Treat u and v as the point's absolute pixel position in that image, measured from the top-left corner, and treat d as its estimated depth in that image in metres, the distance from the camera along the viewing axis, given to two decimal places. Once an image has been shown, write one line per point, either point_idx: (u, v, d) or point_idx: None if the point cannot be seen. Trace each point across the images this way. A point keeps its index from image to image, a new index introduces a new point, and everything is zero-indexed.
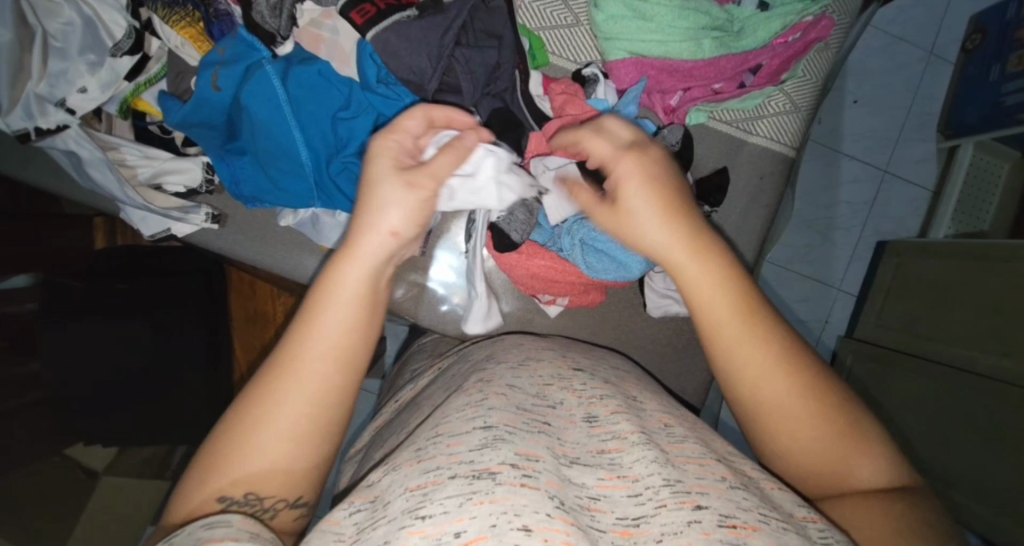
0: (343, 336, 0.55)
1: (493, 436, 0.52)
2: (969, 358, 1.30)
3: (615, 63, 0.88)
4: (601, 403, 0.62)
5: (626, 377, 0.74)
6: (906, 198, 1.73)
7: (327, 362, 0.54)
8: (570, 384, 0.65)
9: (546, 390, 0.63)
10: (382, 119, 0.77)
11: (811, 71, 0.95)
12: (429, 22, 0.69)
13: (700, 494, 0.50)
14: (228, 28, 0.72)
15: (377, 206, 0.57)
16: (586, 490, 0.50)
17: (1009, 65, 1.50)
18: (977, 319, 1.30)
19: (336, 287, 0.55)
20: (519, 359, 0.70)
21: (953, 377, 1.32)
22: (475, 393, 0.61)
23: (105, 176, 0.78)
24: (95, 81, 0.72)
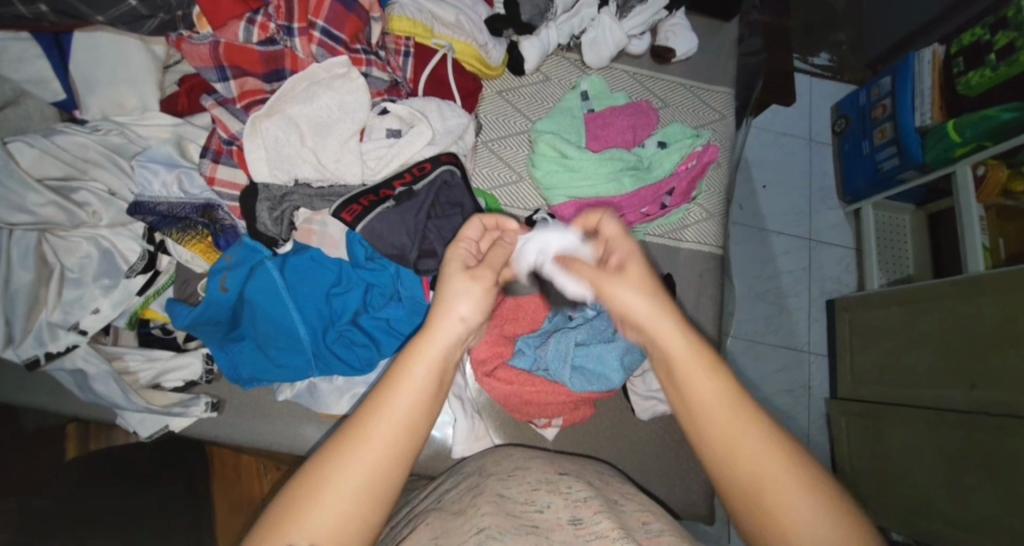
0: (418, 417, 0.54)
1: (486, 536, 0.55)
2: (942, 394, 1.40)
3: (558, 206, 1.06)
4: (585, 504, 0.63)
5: (609, 481, 0.76)
6: (833, 259, 1.96)
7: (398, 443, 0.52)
8: (557, 487, 0.67)
9: (533, 495, 0.65)
10: (370, 288, 0.88)
11: (712, 185, 1.17)
12: (405, 206, 0.84)
13: None
14: (232, 238, 0.83)
15: (451, 293, 0.61)
16: None
17: (876, 139, 1.80)
18: (945, 360, 1.40)
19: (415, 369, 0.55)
20: (510, 469, 0.72)
21: (939, 416, 1.38)
22: (468, 506, 0.63)
23: (108, 387, 0.82)
24: (107, 301, 0.80)
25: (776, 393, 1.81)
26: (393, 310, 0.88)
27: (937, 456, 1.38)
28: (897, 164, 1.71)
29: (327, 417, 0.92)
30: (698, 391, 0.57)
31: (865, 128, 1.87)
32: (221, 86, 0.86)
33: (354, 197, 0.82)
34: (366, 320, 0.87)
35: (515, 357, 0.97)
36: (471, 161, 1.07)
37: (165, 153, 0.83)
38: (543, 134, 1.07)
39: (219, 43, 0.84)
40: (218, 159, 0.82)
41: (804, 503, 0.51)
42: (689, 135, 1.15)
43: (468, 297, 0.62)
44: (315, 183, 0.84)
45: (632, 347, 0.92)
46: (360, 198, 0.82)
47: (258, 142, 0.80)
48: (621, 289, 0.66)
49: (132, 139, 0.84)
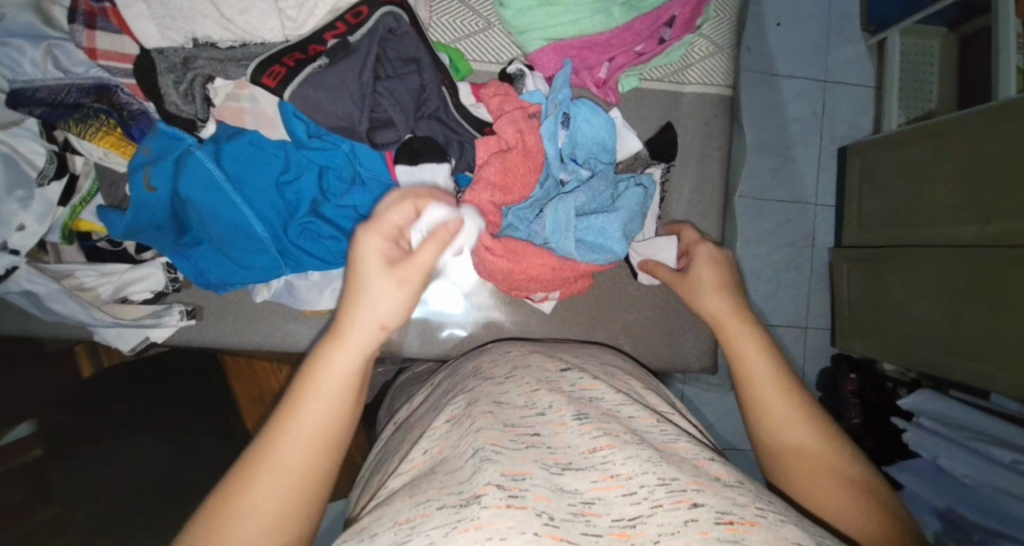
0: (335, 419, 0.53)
1: (481, 459, 0.51)
2: (955, 233, 1.33)
3: (535, 53, 0.89)
4: (590, 401, 0.61)
5: (617, 373, 0.73)
6: (850, 99, 1.76)
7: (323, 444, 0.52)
8: (559, 386, 0.64)
9: (534, 398, 0.62)
10: (326, 171, 0.77)
11: (721, 7, 0.97)
12: (343, 64, 0.68)
13: (696, 492, 0.48)
14: (147, 126, 0.70)
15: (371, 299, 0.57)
16: (580, 496, 0.49)
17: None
18: (959, 197, 1.31)
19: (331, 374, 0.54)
20: (507, 370, 0.69)
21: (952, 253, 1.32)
22: (463, 417, 0.60)
23: (66, 304, 0.77)
24: (30, 215, 0.71)
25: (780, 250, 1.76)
26: (358, 196, 0.77)
27: (943, 298, 1.36)
28: None
29: (312, 313, 0.88)
30: (742, 347, 0.68)
31: None
32: None
33: (275, 56, 0.66)
34: (329, 209, 0.77)
35: (507, 230, 0.85)
36: (424, 7, 0.88)
37: (26, 22, 0.67)
38: None
39: None
40: (94, 23, 0.66)
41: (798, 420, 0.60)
42: None
43: (390, 301, 0.58)
44: (223, 45, 0.68)
45: (633, 211, 0.83)
46: (284, 57, 0.67)
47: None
48: (701, 292, 0.77)
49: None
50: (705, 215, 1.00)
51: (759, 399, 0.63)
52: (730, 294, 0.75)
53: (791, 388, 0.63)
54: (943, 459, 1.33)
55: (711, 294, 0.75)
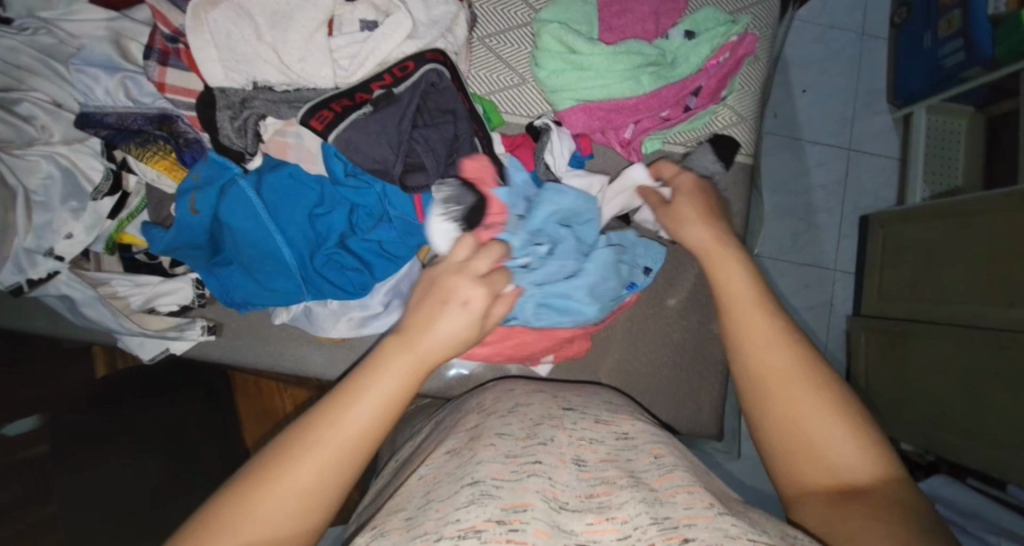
0: (379, 425, 0.53)
1: (480, 491, 0.52)
2: (974, 312, 1.32)
3: (565, 111, 0.94)
4: (590, 446, 0.60)
5: (616, 411, 0.72)
6: (873, 169, 1.78)
7: (366, 438, 0.52)
8: (561, 422, 0.64)
9: (535, 429, 0.62)
10: (356, 209, 0.81)
11: (747, 82, 1.02)
12: (385, 112, 0.74)
13: (688, 527, 0.48)
14: (199, 153, 0.76)
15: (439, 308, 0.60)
16: (575, 538, 0.48)
17: (939, 32, 1.56)
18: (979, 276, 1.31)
19: (385, 375, 0.55)
20: (510, 405, 0.69)
21: (965, 332, 1.32)
22: (465, 450, 0.60)
23: (98, 312, 0.80)
24: (79, 226, 0.76)
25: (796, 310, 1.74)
26: (384, 232, 0.81)
27: (962, 376, 1.33)
28: (961, 61, 1.49)
29: (325, 340, 0.90)
30: (754, 337, 0.62)
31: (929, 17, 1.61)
32: None
33: (323, 102, 0.72)
34: (355, 242, 0.81)
35: None
36: (465, 61, 0.94)
37: (104, 56, 0.74)
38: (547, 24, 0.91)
39: None
40: (166, 60, 0.72)
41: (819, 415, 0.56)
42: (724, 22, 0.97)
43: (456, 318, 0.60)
44: (278, 88, 0.73)
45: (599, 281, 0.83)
46: (332, 103, 0.72)
47: (205, 38, 0.70)
48: (718, 263, 0.70)
49: (64, 39, 0.75)
50: None
51: (780, 387, 0.58)
52: (761, 282, 0.67)
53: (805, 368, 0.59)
54: None
55: (698, 225, 0.77)
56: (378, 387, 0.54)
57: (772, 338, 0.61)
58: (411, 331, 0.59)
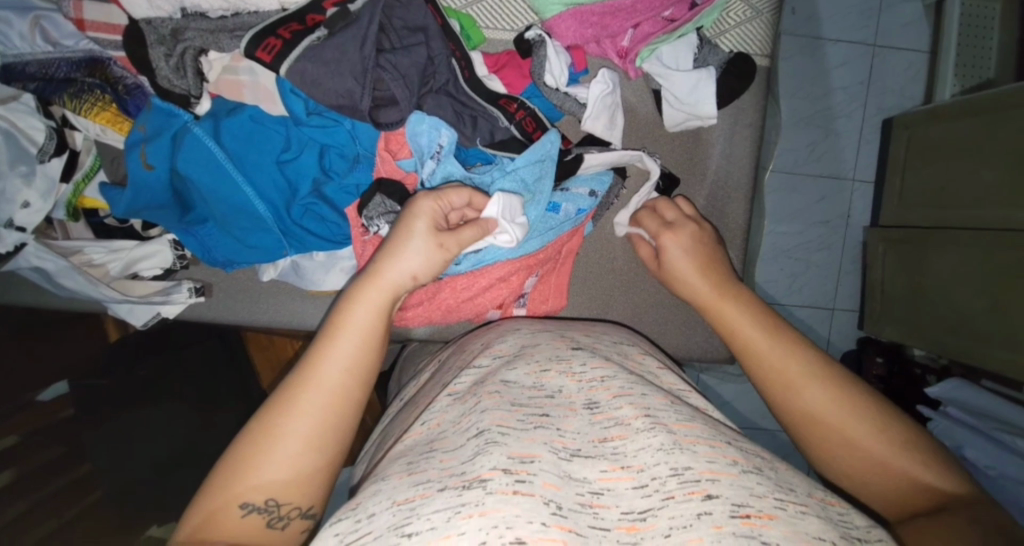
0: (355, 366, 0.57)
1: (486, 441, 0.49)
2: (1006, 217, 1.22)
3: (553, 20, 0.83)
4: (602, 387, 0.57)
5: (628, 349, 0.70)
6: (900, 65, 1.61)
7: (346, 379, 0.56)
8: (569, 366, 0.60)
9: (543, 379, 0.59)
10: (328, 150, 0.74)
11: None
12: (344, 35, 0.64)
13: (711, 482, 0.46)
14: (142, 102, 0.68)
15: (403, 249, 0.62)
16: (588, 486, 0.47)
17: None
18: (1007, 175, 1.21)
19: (354, 322, 0.58)
20: (515, 348, 0.66)
21: (991, 234, 1.25)
22: (470, 397, 0.57)
23: (76, 281, 0.77)
24: (34, 193, 0.70)
25: (811, 226, 1.66)
26: (361, 174, 0.75)
27: (984, 279, 1.27)
28: None
29: (318, 293, 0.87)
30: (743, 329, 0.67)
31: None
32: None
33: (269, 28, 0.62)
34: (332, 190, 0.75)
35: None
36: None
37: None
38: None
39: None
40: None
41: (832, 401, 0.58)
42: None
43: (417, 251, 0.62)
44: (214, 15, 0.64)
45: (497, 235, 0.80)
46: (279, 29, 0.62)
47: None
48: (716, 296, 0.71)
49: None
50: (733, 195, 0.94)
51: (791, 375, 0.61)
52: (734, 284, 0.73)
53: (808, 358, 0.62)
54: (965, 449, 1.28)
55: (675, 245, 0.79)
56: (353, 324, 0.58)
57: (776, 344, 0.64)
58: (379, 265, 0.61)
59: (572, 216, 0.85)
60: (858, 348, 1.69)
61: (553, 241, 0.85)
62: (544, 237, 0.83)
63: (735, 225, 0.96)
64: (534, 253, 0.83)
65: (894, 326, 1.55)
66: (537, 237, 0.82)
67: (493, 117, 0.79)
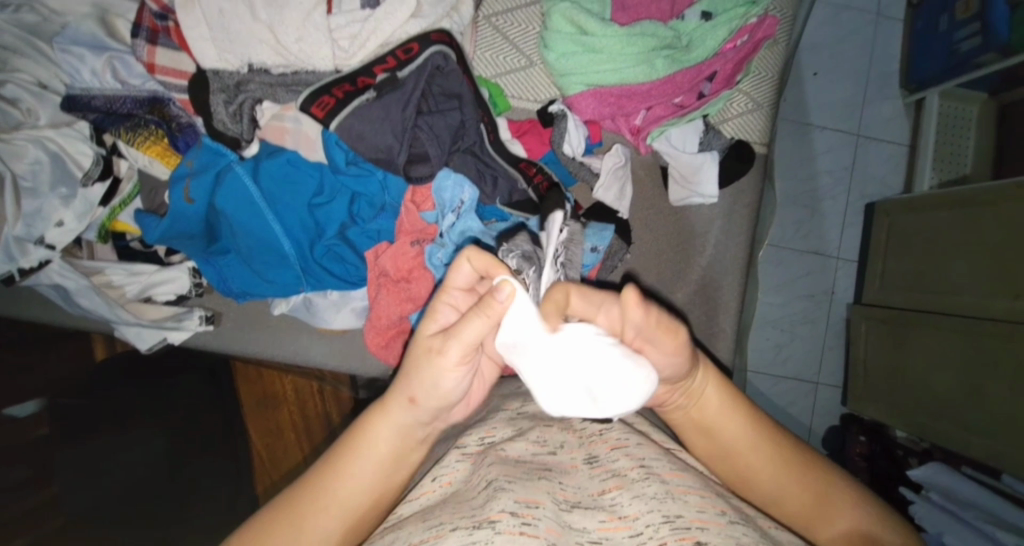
0: (374, 490, 0.56)
1: (495, 488, 0.50)
2: (980, 304, 1.29)
3: (574, 97, 0.89)
4: (601, 441, 0.61)
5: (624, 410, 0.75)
6: (882, 156, 1.74)
7: (359, 502, 0.55)
8: (570, 425, 0.65)
9: (546, 434, 0.62)
10: (357, 197, 0.78)
11: (764, 67, 0.98)
12: (389, 99, 0.70)
13: (701, 530, 0.47)
14: (192, 139, 0.72)
15: (416, 377, 0.53)
16: (588, 535, 0.48)
17: (957, 14, 1.52)
18: (988, 266, 1.28)
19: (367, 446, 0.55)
20: (520, 404, 0.70)
21: (967, 324, 1.31)
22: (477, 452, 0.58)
23: (93, 300, 0.78)
24: (70, 213, 0.73)
25: (797, 298, 1.72)
26: (385, 222, 0.79)
27: (960, 363, 1.33)
28: (978, 45, 1.44)
29: (326, 331, 0.88)
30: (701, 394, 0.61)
31: None
32: None
33: (324, 87, 0.68)
34: (356, 234, 0.79)
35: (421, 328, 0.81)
36: (469, 43, 0.90)
37: (89, 34, 0.70)
38: (558, 3, 0.87)
39: None
40: (155, 39, 0.68)
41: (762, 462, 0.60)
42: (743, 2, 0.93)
43: (436, 382, 0.53)
44: (275, 71, 0.70)
45: None
46: (333, 88, 0.68)
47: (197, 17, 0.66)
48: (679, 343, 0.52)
49: (49, 17, 0.71)
50: (729, 270, 0.99)
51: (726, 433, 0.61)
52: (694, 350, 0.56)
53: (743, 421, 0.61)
54: (946, 536, 1.28)
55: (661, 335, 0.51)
56: (378, 435, 0.55)
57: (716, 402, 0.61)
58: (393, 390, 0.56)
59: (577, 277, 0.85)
60: (842, 423, 1.70)
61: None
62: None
63: (730, 298, 1.00)
64: None
65: (876, 406, 1.58)
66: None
67: (513, 179, 0.84)
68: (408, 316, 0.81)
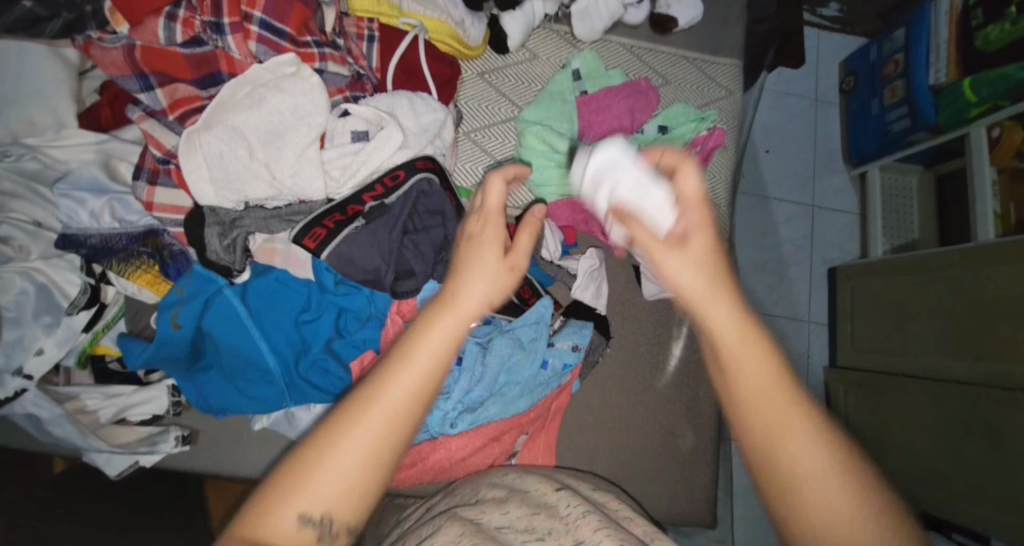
0: (418, 403, 0.46)
1: None
2: (946, 367, 1.34)
3: (550, 205, 0.98)
4: (585, 522, 0.60)
5: (607, 497, 0.74)
6: (836, 226, 1.87)
7: (406, 419, 0.46)
8: (556, 512, 0.64)
9: (533, 521, 0.62)
10: (344, 312, 0.80)
11: (720, 172, 1.08)
12: (376, 225, 0.76)
13: None
14: (183, 266, 0.75)
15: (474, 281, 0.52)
16: None
17: (885, 99, 1.69)
18: (944, 327, 1.35)
19: (417, 358, 0.47)
20: (505, 492, 0.70)
21: (939, 387, 1.34)
22: (464, 523, 0.60)
23: (65, 430, 0.75)
24: (51, 340, 0.72)
25: None
26: (371, 331, 0.79)
27: (937, 426, 1.35)
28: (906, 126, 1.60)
29: None
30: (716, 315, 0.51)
31: (873, 86, 1.76)
32: (146, 96, 0.75)
33: (315, 218, 0.73)
34: (342, 346, 0.79)
35: None
36: (451, 157, 0.97)
37: (92, 178, 0.74)
38: (530, 124, 0.96)
39: (135, 46, 0.73)
40: (155, 180, 0.72)
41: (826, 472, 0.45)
42: (693, 118, 1.05)
43: (480, 291, 0.51)
44: (271, 205, 0.75)
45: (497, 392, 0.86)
46: (324, 219, 0.74)
47: (197, 161, 0.70)
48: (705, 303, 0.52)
49: (49, 165, 0.75)
50: (706, 356, 1.02)
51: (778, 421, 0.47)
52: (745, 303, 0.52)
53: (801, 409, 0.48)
54: None
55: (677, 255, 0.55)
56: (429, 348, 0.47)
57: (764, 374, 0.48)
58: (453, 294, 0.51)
59: (558, 371, 0.90)
60: None
61: (541, 399, 0.90)
62: (532, 395, 0.89)
63: (711, 382, 1.02)
64: (523, 413, 0.88)
65: None
66: (527, 397, 0.88)
67: None
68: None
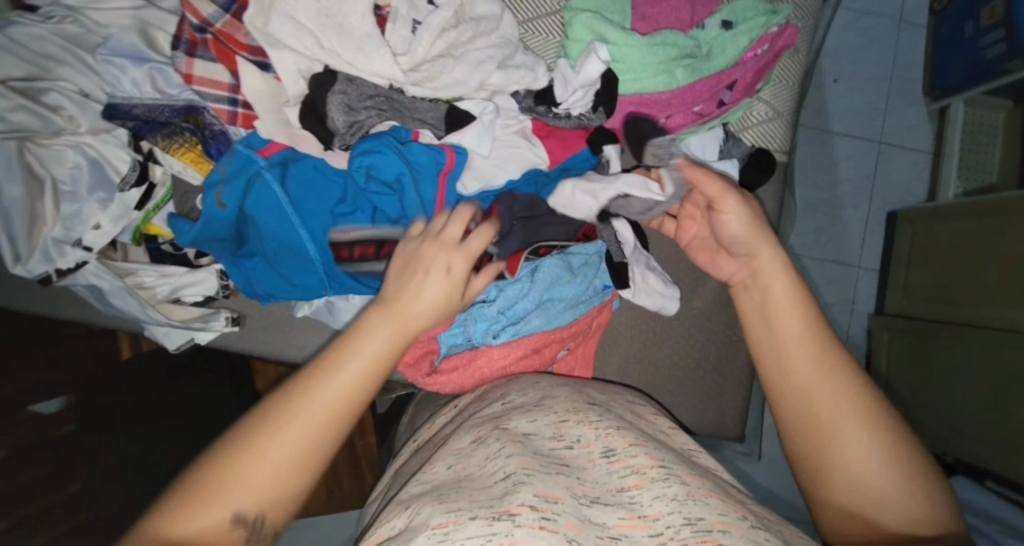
0: (350, 397, 0.59)
1: (514, 481, 0.51)
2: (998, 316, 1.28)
3: None
4: (617, 434, 0.59)
5: (640, 411, 0.71)
6: (905, 164, 1.70)
7: (343, 401, 0.58)
8: (585, 417, 0.62)
9: (561, 428, 0.61)
10: (378, 212, 0.78)
11: (785, 74, 0.98)
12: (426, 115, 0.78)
13: (722, 532, 0.47)
14: (225, 146, 0.76)
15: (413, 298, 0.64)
16: (607, 531, 0.48)
17: (982, 20, 1.46)
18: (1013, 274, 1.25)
19: (348, 361, 0.59)
20: (535, 399, 0.67)
21: (998, 337, 1.26)
22: (491, 440, 0.59)
23: (125, 301, 0.81)
24: (107, 216, 0.77)
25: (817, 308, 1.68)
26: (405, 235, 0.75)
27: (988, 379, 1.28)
28: (1004, 52, 1.39)
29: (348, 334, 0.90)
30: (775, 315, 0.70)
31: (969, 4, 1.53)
32: None
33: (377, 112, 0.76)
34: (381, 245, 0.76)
35: (451, 347, 0.88)
36: None
37: (131, 44, 0.76)
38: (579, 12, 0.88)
39: None
40: (194, 51, 0.74)
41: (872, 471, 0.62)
42: (764, 11, 0.92)
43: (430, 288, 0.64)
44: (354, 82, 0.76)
45: (545, 307, 0.86)
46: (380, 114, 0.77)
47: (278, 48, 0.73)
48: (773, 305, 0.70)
49: (91, 28, 0.77)
50: None
51: (814, 387, 0.66)
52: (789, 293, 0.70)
53: (853, 406, 0.64)
54: None
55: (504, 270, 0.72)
56: (363, 349, 0.60)
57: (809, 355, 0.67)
58: (394, 296, 0.64)
59: (599, 290, 0.90)
60: None
61: (584, 313, 0.89)
62: (576, 309, 0.88)
63: None
64: (568, 326, 0.88)
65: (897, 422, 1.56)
66: (570, 310, 0.88)
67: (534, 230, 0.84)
68: (437, 335, 0.86)
